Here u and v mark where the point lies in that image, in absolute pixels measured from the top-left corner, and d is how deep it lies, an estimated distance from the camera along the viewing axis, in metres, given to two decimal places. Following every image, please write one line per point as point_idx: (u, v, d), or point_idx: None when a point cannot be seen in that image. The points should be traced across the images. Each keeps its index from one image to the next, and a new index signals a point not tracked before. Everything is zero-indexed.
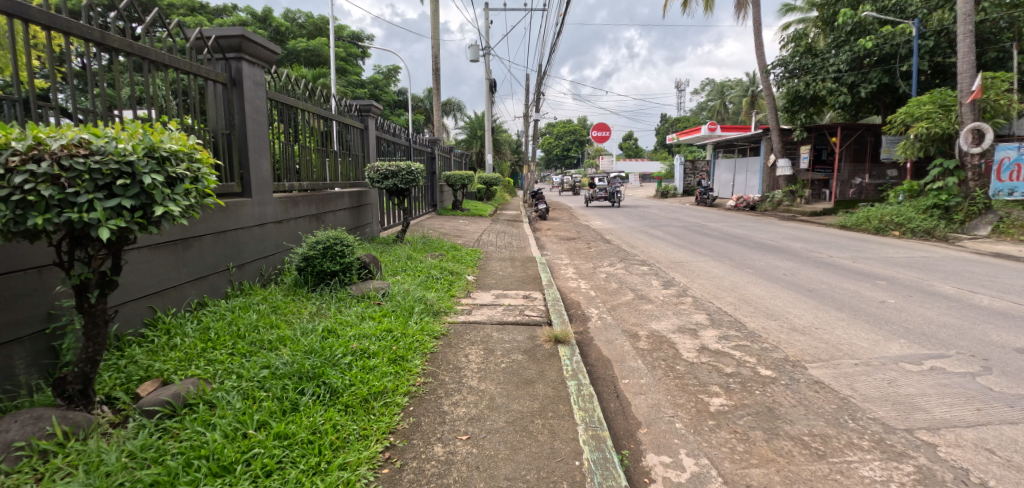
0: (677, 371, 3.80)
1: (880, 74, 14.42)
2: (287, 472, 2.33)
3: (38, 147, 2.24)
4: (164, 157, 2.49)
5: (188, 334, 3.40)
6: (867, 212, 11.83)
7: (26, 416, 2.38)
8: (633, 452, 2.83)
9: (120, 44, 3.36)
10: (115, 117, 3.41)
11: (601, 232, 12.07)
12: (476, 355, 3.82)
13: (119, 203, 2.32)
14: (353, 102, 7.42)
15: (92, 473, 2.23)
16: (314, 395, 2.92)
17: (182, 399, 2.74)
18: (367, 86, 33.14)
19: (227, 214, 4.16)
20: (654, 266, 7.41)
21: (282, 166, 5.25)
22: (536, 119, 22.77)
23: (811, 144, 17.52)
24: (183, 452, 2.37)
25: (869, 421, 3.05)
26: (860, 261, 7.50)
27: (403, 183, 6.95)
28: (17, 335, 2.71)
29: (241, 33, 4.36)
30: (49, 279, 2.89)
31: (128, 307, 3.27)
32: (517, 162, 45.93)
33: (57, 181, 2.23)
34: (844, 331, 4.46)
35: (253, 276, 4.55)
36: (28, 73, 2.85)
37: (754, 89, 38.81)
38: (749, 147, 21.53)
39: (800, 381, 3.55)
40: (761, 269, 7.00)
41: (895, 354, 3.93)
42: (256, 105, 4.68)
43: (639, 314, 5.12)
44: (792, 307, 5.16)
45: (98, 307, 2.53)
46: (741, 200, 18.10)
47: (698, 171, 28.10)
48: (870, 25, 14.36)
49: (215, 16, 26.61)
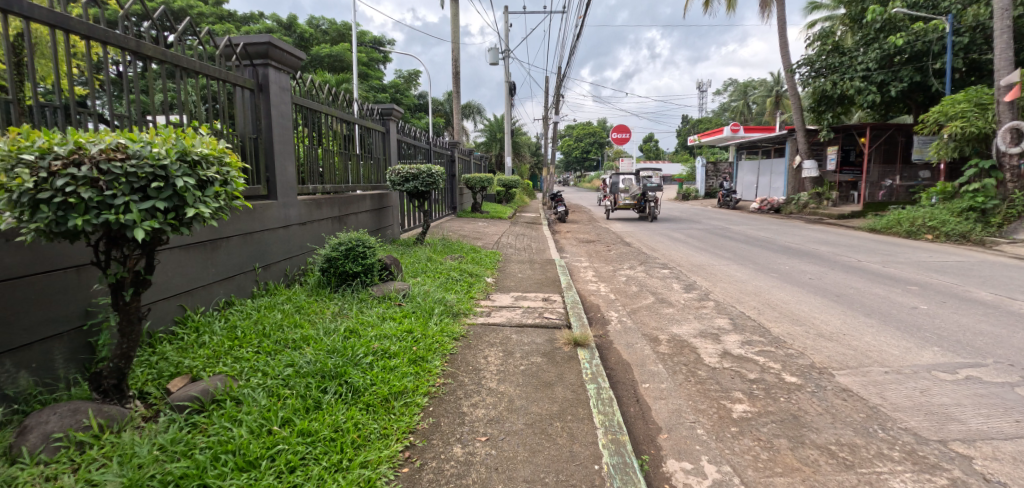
0: (699, 376, 3.74)
1: (911, 72, 13.97)
2: (309, 468, 2.39)
3: (78, 152, 2.34)
4: (195, 161, 2.59)
5: (216, 332, 3.51)
6: (897, 215, 11.36)
7: (64, 409, 2.50)
8: (653, 458, 2.80)
9: (154, 52, 3.48)
10: (149, 123, 3.54)
11: (621, 235, 11.94)
12: (495, 357, 3.84)
13: (153, 205, 2.42)
14: (375, 106, 7.56)
15: (125, 464, 2.32)
16: (336, 393, 2.99)
17: (211, 395, 2.83)
18: (388, 90, 33.62)
19: (254, 215, 4.28)
20: (675, 270, 7.27)
21: (306, 169, 5.38)
22: (556, 120, 22.66)
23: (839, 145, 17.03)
24: (212, 446, 2.46)
25: (900, 431, 2.94)
26: (890, 266, 7.24)
27: (423, 186, 6.93)
28: (57, 331, 2.86)
29: (268, 39, 4.48)
30: (87, 277, 3.03)
31: (161, 305, 3.40)
32: (536, 165, 45.89)
33: (95, 184, 2.34)
34: (874, 337, 4.31)
35: (278, 276, 4.66)
36: (68, 81, 2.99)
37: (779, 89, 38.03)
38: (773, 149, 20.95)
39: (827, 389, 3.45)
40: (786, 274, 6.82)
41: (928, 362, 3.78)
42: (282, 110, 4.79)
43: (660, 318, 5.04)
44: (819, 313, 5.00)
45: (132, 304, 2.64)
46: (766, 202, 17.63)
47: (721, 173, 27.69)
48: (901, 21, 14.07)
49: (243, 23, 27.39)
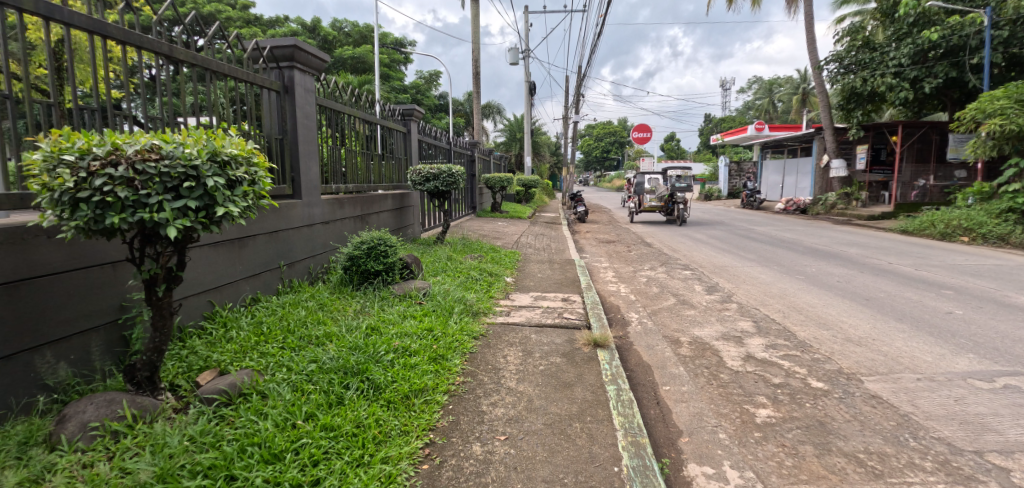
0: (721, 380, 3.67)
1: (946, 68, 13.30)
2: (331, 462, 2.43)
3: (115, 152, 2.43)
4: (225, 161, 2.68)
5: (243, 327, 3.61)
6: (931, 216, 10.94)
7: (101, 399, 2.61)
8: (674, 461, 2.76)
9: (185, 56, 3.60)
10: (181, 124, 3.66)
11: (641, 235, 11.81)
12: (515, 356, 3.85)
13: (185, 204, 2.51)
14: (397, 106, 7.66)
15: (157, 454, 2.40)
16: (358, 389, 3.04)
17: (238, 388, 2.91)
18: (409, 91, 33.95)
19: (280, 214, 4.39)
20: (697, 271, 7.15)
21: (330, 169, 5.48)
22: (576, 120, 22.48)
23: (868, 143, 16.49)
24: (238, 438, 2.53)
25: (933, 440, 2.84)
26: (923, 269, 6.97)
27: (444, 185, 6.98)
28: (93, 325, 2.98)
29: (293, 42, 4.57)
30: (123, 273, 3.15)
31: (191, 300, 3.52)
32: (556, 164, 45.68)
33: (131, 184, 2.44)
34: (905, 343, 4.15)
35: (302, 274, 4.77)
36: (105, 84, 3.11)
37: (806, 86, 37.03)
38: (799, 147, 20.36)
39: (856, 395, 3.34)
40: (813, 276, 6.63)
41: (963, 370, 3.63)
42: (307, 111, 4.89)
43: (681, 320, 4.96)
44: (847, 317, 4.85)
45: (165, 300, 2.74)
46: (792, 203, 17.19)
47: (745, 173, 27.13)
48: (935, 15, 13.49)
49: (268, 27, 28.01)
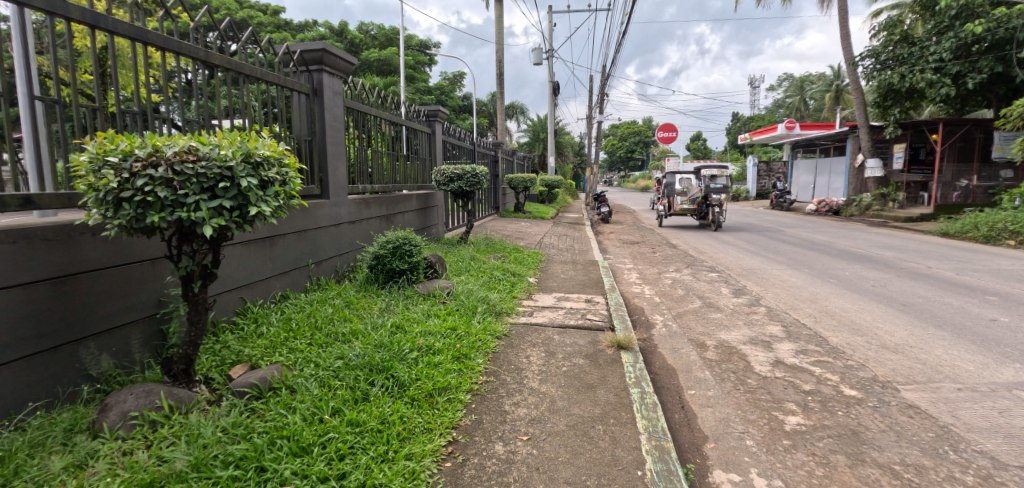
0: (748, 385, 3.58)
1: (991, 62, 12.58)
2: (357, 456, 2.48)
3: (155, 154, 2.54)
4: (257, 162, 2.77)
5: (273, 323, 3.71)
6: (974, 218, 10.42)
7: (140, 390, 2.72)
8: (699, 467, 2.71)
9: (219, 61, 3.73)
10: (216, 127, 3.79)
11: (666, 236, 11.62)
12: (537, 357, 3.84)
13: (219, 203, 2.60)
14: (421, 107, 7.74)
15: (192, 443, 2.49)
16: (383, 387, 3.09)
17: (268, 382, 3.00)
18: (434, 93, 34.28)
19: (309, 214, 4.50)
20: (724, 274, 6.99)
21: (357, 170, 5.58)
22: (601, 120, 22.27)
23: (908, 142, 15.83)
24: (269, 431, 2.61)
25: (975, 454, 2.70)
26: (964, 273, 6.65)
27: (468, 186, 7.02)
28: (133, 318, 3.11)
29: (323, 46, 4.68)
30: (161, 270, 3.29)
31: (225, 296, 3.64)
32: (580, 165, 45.37)
33: (171, 184, 2.54)
34: (945, 351, 3.96)
35: (329, 272, 4.88)
36: (145, 88, 3.25)
37: (840, 83, 35.83)
38: (831, 146, 19.68)
39: (891, 405, 3.21)
40: (846, 280, 6.40)
41: (1007, 380, 3.44)
42: (335, 113, 5.00)
43: (707, 323, 4.86)
44: (883, 323, 4.66)
45: (200, 296, 2.85)
46: (824, 204, 16.61)
47: (775, 172, 26.41)
48: (980, 7, 12.72)
49: (297, 32, 28.70)
